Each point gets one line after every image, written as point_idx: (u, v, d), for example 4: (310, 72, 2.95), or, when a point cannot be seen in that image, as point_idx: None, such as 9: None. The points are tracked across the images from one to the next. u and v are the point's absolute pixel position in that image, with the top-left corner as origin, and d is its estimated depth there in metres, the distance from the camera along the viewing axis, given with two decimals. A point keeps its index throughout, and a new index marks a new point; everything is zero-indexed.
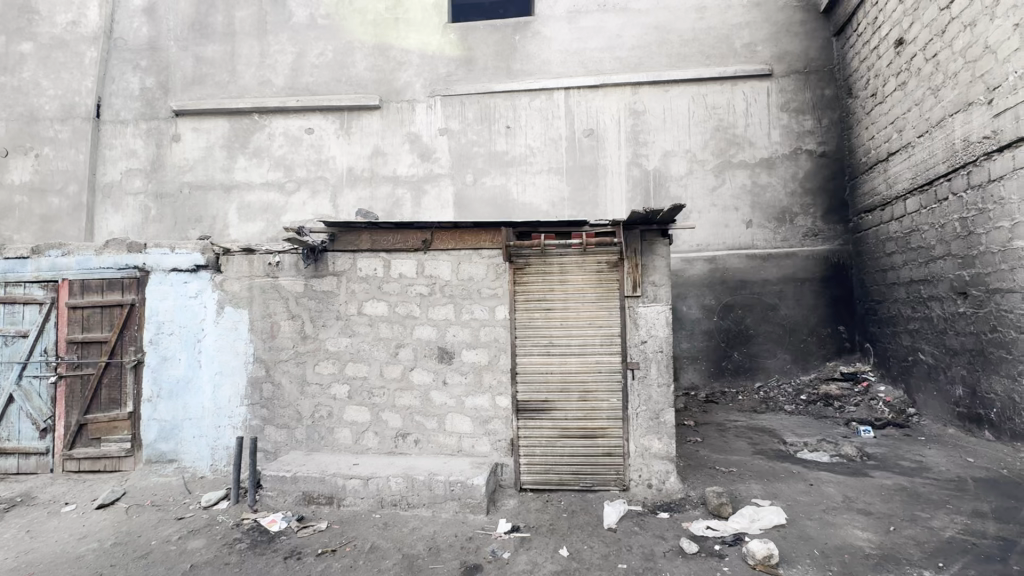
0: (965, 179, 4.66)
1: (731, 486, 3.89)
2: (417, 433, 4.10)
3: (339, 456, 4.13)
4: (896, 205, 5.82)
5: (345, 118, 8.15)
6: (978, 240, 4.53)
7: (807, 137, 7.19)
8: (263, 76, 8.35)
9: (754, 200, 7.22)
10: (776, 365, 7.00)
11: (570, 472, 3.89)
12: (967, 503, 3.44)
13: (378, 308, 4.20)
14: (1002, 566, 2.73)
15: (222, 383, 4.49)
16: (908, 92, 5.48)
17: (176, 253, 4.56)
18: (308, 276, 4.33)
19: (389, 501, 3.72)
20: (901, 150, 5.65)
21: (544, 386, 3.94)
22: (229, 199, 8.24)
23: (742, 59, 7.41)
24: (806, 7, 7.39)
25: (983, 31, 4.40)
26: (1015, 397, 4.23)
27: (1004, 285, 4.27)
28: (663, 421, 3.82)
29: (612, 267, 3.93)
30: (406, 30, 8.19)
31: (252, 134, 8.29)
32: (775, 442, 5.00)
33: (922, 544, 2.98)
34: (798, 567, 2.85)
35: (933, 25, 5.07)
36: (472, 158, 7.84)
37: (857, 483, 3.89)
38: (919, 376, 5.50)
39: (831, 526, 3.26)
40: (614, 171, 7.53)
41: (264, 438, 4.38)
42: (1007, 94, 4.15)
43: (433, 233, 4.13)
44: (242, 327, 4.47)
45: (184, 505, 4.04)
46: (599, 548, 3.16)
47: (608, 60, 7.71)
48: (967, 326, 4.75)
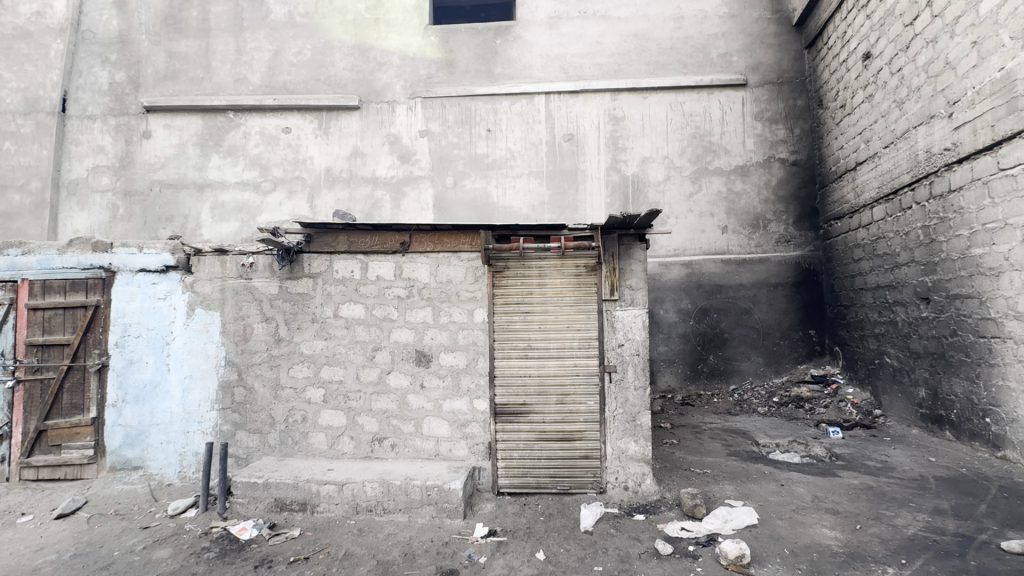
0: (927, 189, 4.85)
1: (705, 487, 3.95)
2: (393, 438, 4.05)
3: (313, 462, 4.05)
4: (863, 213, 6.02)
5: (324, 118, 8.05)
6: (940, 247, 4.71)
7: (780, 146, 7.38)
8: (238, 74, 8.19)
9: (729, 206, 7.38)
10: (749, 368, 7.15)
11: (547, 475, 3.90)
12: (929, 501, 3.57)
13: (355, 311, 4.14)
14: (960, 561, 2.83)
15: (192, 388, 4.36)
16: (875, 105, 5.68)
17: (145, 253, 4.43)
18: (283, 278, 4.25)
19: (365, 507, 3.66)
20: (868, 160, 5.85)
21: (521, 389, 3.95)
22: (203, 198, 8.04)
23: (718, 69, 7.58)
24: (779, 20, 7.60)
25: (944, 47, 4.60)
26: (973, 398, 4.41)
27: (963, 290, 4.45)
28: (640, 424, 3.86)
29: (590, 271, 3.96)
30: (387, 30, 8.13)
31: (227, 132, 8.11)
32: (748, 443, 5.11)
33: (886, 542, 3.07)
34: (769, 567, 2.91)
35: (898, 40, 5.27)
36: (452, 161, 7.82)
37: (826, 483, 3.99)
38: (885, 378, 5.68)
39: (801, 525, 3.33)
40: (593, 176, 7.60)
41: (235, 443, 4.27)
42: (965, 108, 4.34)
43: (411, 235, 4.10)
44: (214, 330, 4.36)
45: (149, 514, 3.90)
46: (576, 551, 3.16)
47: (588, 66, 7.79)
48: (930, 330, 4.93)
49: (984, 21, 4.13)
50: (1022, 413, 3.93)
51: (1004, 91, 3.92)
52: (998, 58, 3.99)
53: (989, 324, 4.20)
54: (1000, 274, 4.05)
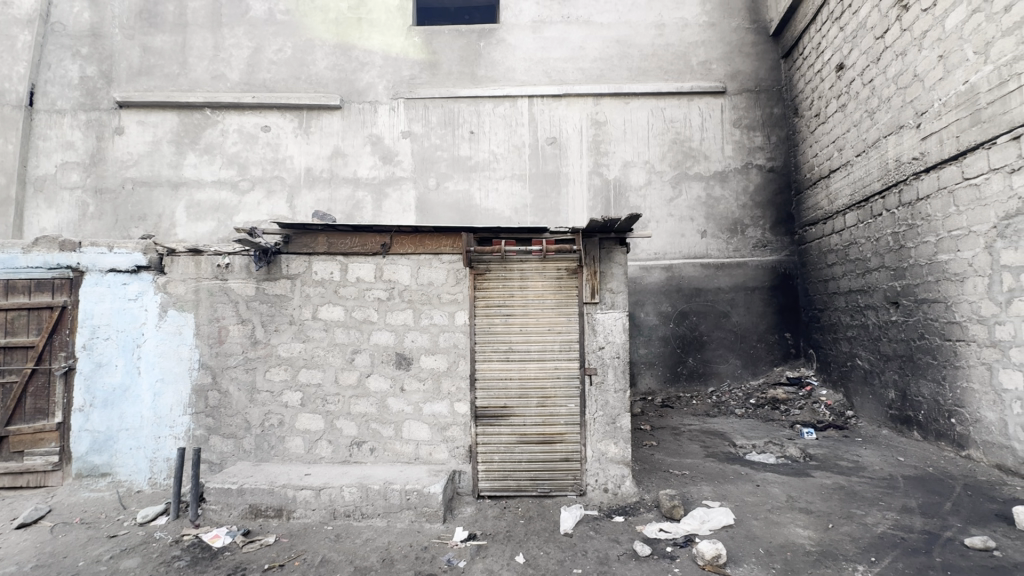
0: (897, 197, 5.00)
1: (683, 488, 4.00)
2: (372, 441, 4.00)
3: (290, 467, 3.98)
4: (837, 219, 6.18)
5: (304, 117, 7.94)
6: (909, 253, 4.86)
7: (757, 153, 7.54)
8: (216, 71, 8.02)
9: (708, 211, 7.51)
10: (727, 370, 7.27)
11: (527, 478, 3.90)
12: (897, 500, 3.67)
13: (334, 313, 4.09)
14: (926, 558, 2.92)
15: (163, 392, 4.24)
16: (847, 114, 5.85)
17: (115, 253, 4.30)
18: (260, 279, 4.17)
19: (342, 512, 3.61)
20: (841, 168, 6.02)
21: (502, 392, 3.94)
22: (178, 196, 7.84)
23: (698, 76, 7.71)
24: (757, 30, 7.77)
25: (912, 60, 4.76)
26: (940, 399, 4.56)
27: (930, 295, 4.60)
28: (619, 426, 3.89)
29: (571, 274, 3.98)
30: (370, 30, 8.07)
31: (203, 130, 7.93)
32: (725, 444, 5.20)
33: (857, 540, 3.15)
34: (745, 566, 2.95)
35: (869, 52, 5.43)
36: (435, 163, 7.79)
37: (800, 483, 4.08)
38: (857, 380, 5.83)
39: (775, 525, 3.40)
40: (576, 179, 7.65)
41: (209, 448, 4.17)
42: (932, 119, 4.50)
43: (392, 236, 4.06)
44: (188, 332, 4.25)
45: (117, 522, 3.78)
46: (555, 554, 3.17)
47: (571, 70, 7.85)
48: (899, 333, 5.08)
49: (949, 36, 4.29)
50: (984, 413, 4.08)
51: (968, 104, 4.07)
52: (963, 71, 4.15)
53: (954, 328, 4.35)
54: (965, 279, 4.20)
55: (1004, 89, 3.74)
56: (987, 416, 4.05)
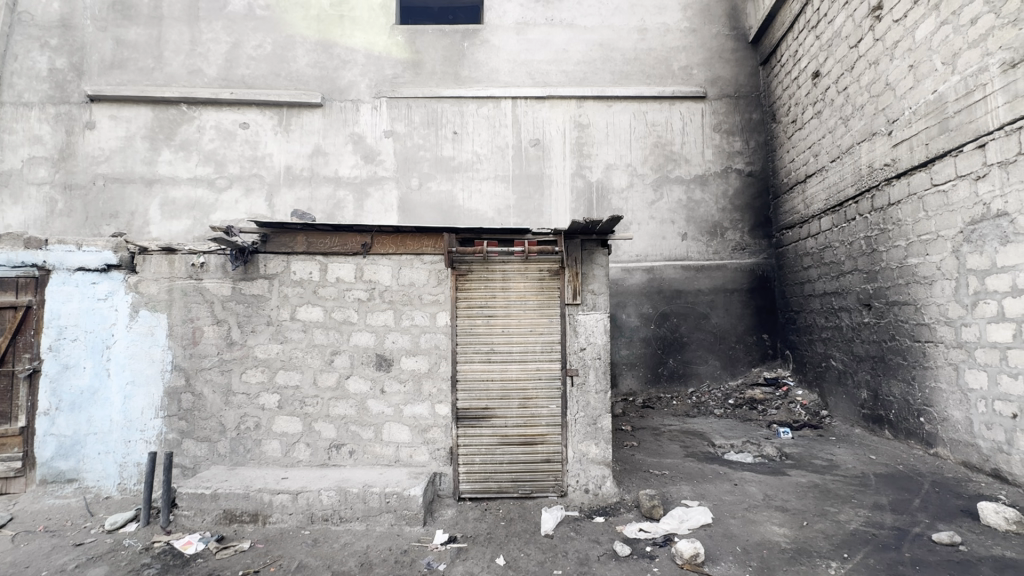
0: (869, 202, 5.14)
1: (663, 488, 4.04)
2: (352, 444, 3.94)
3: (266, 471, 3.90)
4: (812, 223, 6.32)
5: (284, 114, 7.81)
6: (881, 257, 5.00)
7: (736, 157, 7.68)
8: (192, 65, 7.84)
9: (689, 214, 7.62)
10: (707, 371, 7.37)
11: (508, 479, 3.89)
12: (869, 497, 3.76)
13: (313, 314, 4.02)
14: (896, 553, 2.99)
15: (134, 395, 4.12)
16: (823, 121, 5.99)
17: (83, 251, 4.16)
18: (237, 279, 4.08)
19: (320, 516, 3.55)
20: (817, 173, 6.16)
21: (484, 393, 3.92)
22: (152, 193, 7.64)
23: (680, 81, 7.82)
24: (736, 36, 7.92)
25: (884, 69, 4.90)
26: (909, 398, 4.69)
27: (901, 297, 4.74)
28: (600, 427, 3.91)
29: (553, 275, 3.98)
30: (352, 28, 7.98)
31: (179, 126, 7.74)
32: (704, 444, 5.27)
33: (830, 537, 3.22)
34: (722, 565, 2.99)
35: (843, 60, 5.57)
36: (418, 163, 7.73)
37: (776, 482, 4.15)
38: (832, 380, 5.97)
39: (752, 523, 3.45)
40: (559, 181, 7.68)
41: (181, 452, 4.06)
42: (903, 126, 4.64)
43: (373, 236, 4.02)
44: (160, 333, 4.13)
45: (84, 530, 3.65)
46: (535, 555, 3.16)
47: (554, 72, 7.89)
48: (871, 335, 5.21)
49: (919, 47, 4.43)
50: (951, 411, 4.21)
51: (937, 113, 4.21)
52: (932, 81, 4.28)
53: (923, 329, 4.48)
54: (933, 282, 4.33)
55: (970, 98, 3.87)
56: (954, 414, 4.18)
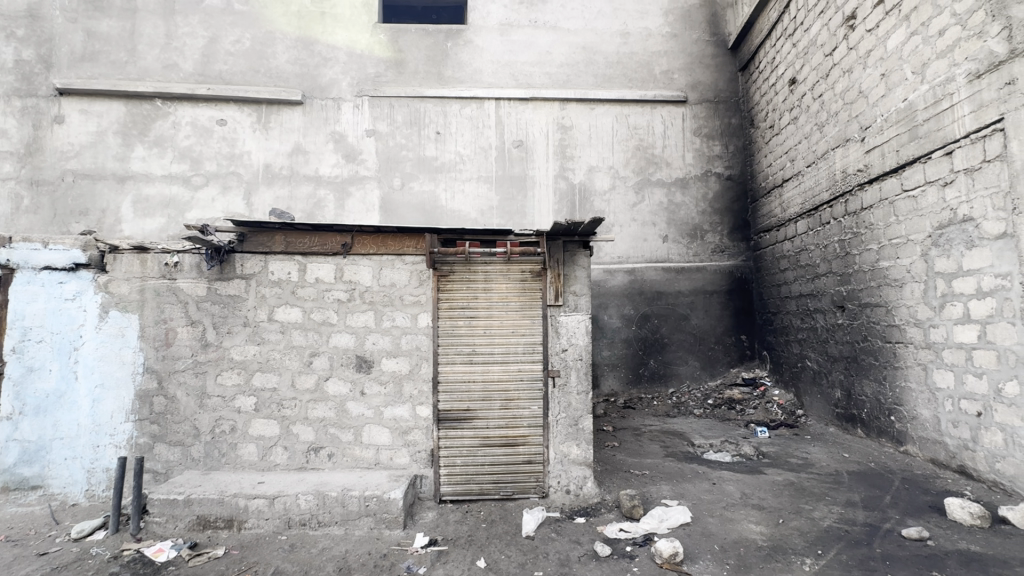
0: (843, 206, 5.27)
1: (643, 488, 4.07)
2: (331, 447, 3.88)
3: (241, 475, 3.81)
4: (789, 226, 6.46)
5: (263, 111, 7.67)
6: (854, 259, 5.13)
7: (716, 161, 7.80)
8: (168, 60, 7.64)
9: (670, 217, 7.72)
10: (687, 372, 7.47)
11: (490, 481, 3.87)
12: (842, 494, 3.85)
13: (291, 314, 3.95)
14: (867, 549, 3.07)
15: (103, 398, 3.99)
16: (799, 127, 6.13)
17: (50, 250, 4.01)
18: (212, 279, 3.98)
19: (297, 521, 3.48)
20: (793, 178, 6.30)
21: (465, 394, 3.90)
22: (124, 190, 7.42)
23: (661, 85, 7.92)
24: (716, 42, 8.05)
25: (857, 77, 5.04)
26: (881, 398, 4.83)
27: (873, 299, 4.87)
28: (581, 428, 3.92)
29: (535, 276, 3.99)
30: (333, 25, 7.88)
31: (153, 121, 7.54)
32: (684, 443, 5.34)
33: (805, 534, 3.29)
34: (700, 563, 3.02)
35: (819, 68, 5.71)
36: (400, 162, 7.67)
37: (753, 480, 4.23)
38: (807, 380, 6.11)
39: (729, 521, 3.51)
40: (542, 183, 7.70)
41: (153, 457, 3.94)
42: (875, 133, 4.77)
43: (353, 236, 3.96)
44: (131, 334, 4.01)
45: (48, 538, 3.52)
46: (516, 557, 3.15)
47: (537, 74, 7.91)
48: (845, 336, 5.35)
49: (890, 56, 4.57)
50: (920, 410, 4.34)
51: (907, 120, 4.35)
52: (902, 90, 4.42)
53: (894, 331, 4.61)
54: (903, 285, 4.46)
55: (938, 107, 4.00)
56: (923, 413, 4.32)
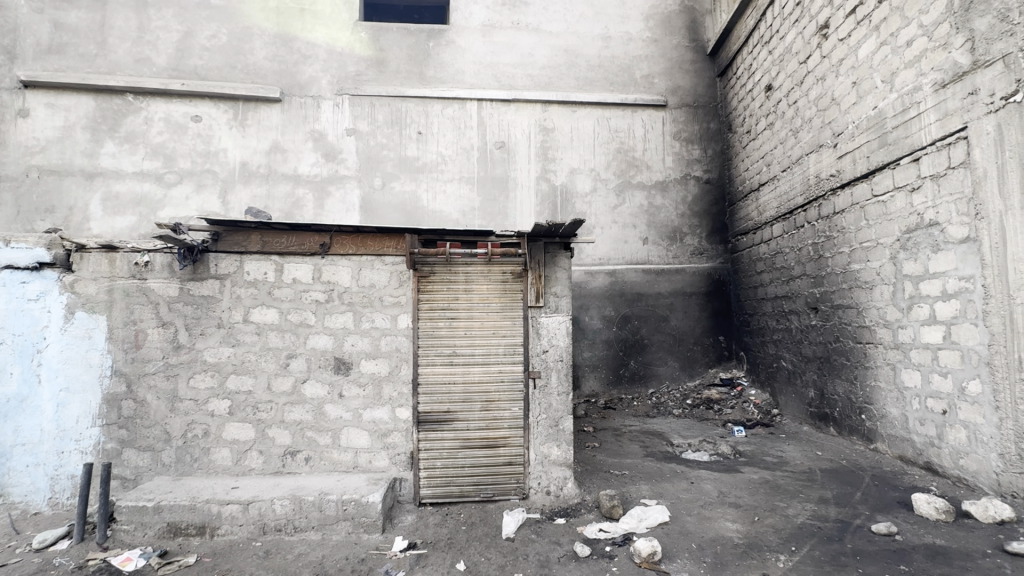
0: (817, 210, 5.41)
1: (622, 488, 4.11)
2: (308, 450, 3.81)
3: (215, 480, 3.71)
4: (765, 230, 6.60)
5: (240, 108, 7.51)
6: (827, 262, 5.26)
7: (695, 165, 7.93)
8: (140, 54, 7.43)
9: (650, 219, 7.81)
10: (666, 372, 7.57)
11: (470, 483, 3.85)
12: (815, 492, 3.94)
13: (267, 315, 3.87)
14: (839, 544, 3.15)
15: (68, 402, 3.85)
16: (775, 132, 6.27)
17: (13, 248, 3.85)
18: (185, 279, 3.88)
19: (273, 526, 3.41)
20: (769, 182, 6.44)
21: (445, 396, 3.87)
22: (93, 187, 7.19)
23: (642, 89, 8.01)
24: (695, 48, 8.18)
25: (830, 85, 5.18)
26: (852, 397, 4.96)
27: (845, 301, 5.00)
28: (562, 428, 3.94)
29: (516, 278, 3.99)
30: (313, 22, 7.77)
31: (124, 116, 7.32)
32: (663, 443, 5.39)
33: (779, 531, 3.35)
34: (678, 562, 3.05)
35: (794, 75, 5.85)
36: (381, 162, 7.60)
37: (730, 479, 4.30)
38: (782, 380, 6.24)
39: (706, 520, 3.56)
40: (524, 184, 7.72)
41: (121, 463, 3.81)
42: (847, 140, 4.90)
43: (332, 236, 3.90)
44: (99, 336, 3.88)
45: (7, 549, 3.37)
46: (496, 559, 3.14)
47: (519, 76, 7.92)
48: (818, 336, 5.48)
49: (861, 65, 4.71)
50: (889, 409, 4.48)
51: (877, 127, 4.48)
52: (873, 98, 4.55)
53: (865, 331, 4.74)
54: (873, 286, 4.60)
55: (906, 115, 4.14)
56: (892, 411, 4.45)
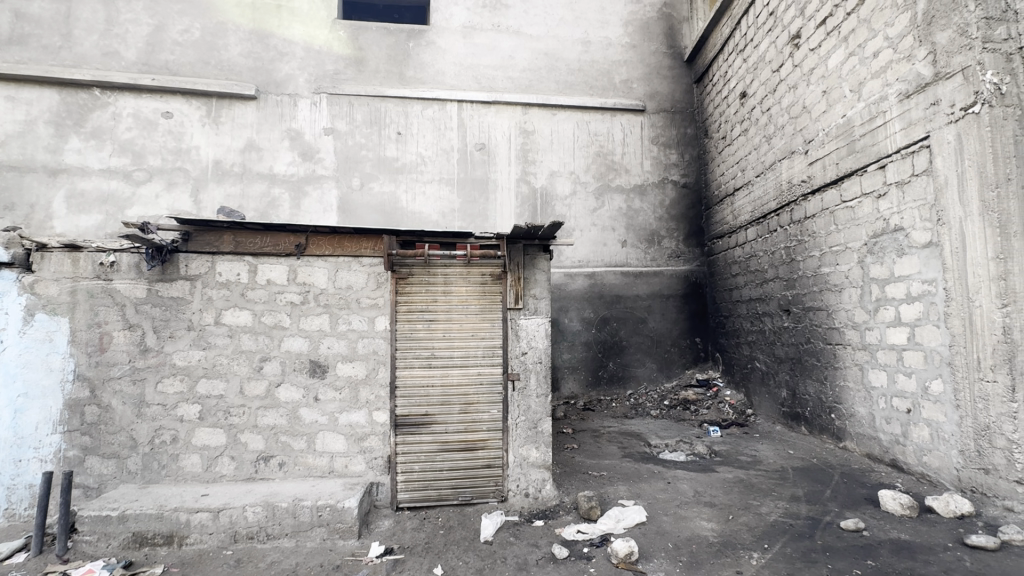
0: (789, 215, 5.55)
1: (601, 489, 4.13)
2: (282, 456, 3.73)
3: (183, 488, 3.60)
4: (740, 233, 6.74)
5: (213, 105, 7.33)
6: (799, 266, 5.40)
7: (672, 169, 8.06)
8: (107, 47, 7.19)
9: (628, 222, 7.90)
10: (644, 374, 7.65)
11: (448, 487, 3.82)
12: (787, 490, 4.04)
13: (240, 318, 3.78)
14: (809, 541, 3.22)
15: (26, 408, 3.68)
16: (749, 138, 6.42)
17: None
18: (153, 280, 3.76)
19: (244, 534, 3.32)
20: (744, 187, 6.58)
21: (424, 399, 3.84)
22: (56, 184, 6.92)
23: (620, 94, 8.11)
24: (673, 54, 8.32)
25: (802, 93, 5.32)
26: (823, 396, 5.09)
27: (816, 303, 5.14)
28: (541, 430, 3.94)
29: (495, 280, 3.98)
30: (290, 19, 7.64)
31: (91, 111, 7.07)
32: (641, 444, 5.45)
33: (753, 529, 3.42)
34: (654, 561, 3.08)
35: (767, 83, 6.00)
36: (359, 162, 7.51)
37: (705, 478, 4.36)
38: (756, 381, 6.37)
39: (682, 519, 3.60)
40: (504, 186, 7.72)
41: (84, 471, 3.67)
42: (817, 147, 5.05)
43: (308, 236, 3.83)
44: (60, 339, 3.72)
45: None
46: (474, 563, 3.12)
47: (500, 78, 7.93)
48: (790, 338, 5.61)
49: (831, 74, 4.85)
50: (857, 408, 4.62)
51: (846, 135, 4.63)
52: (841, 106, 4.70)
53: (834, 333, 4.88)
54: (843, 289, 4.74)
55: (873, 124, 4.29)
56: (860, 410, 4.59)
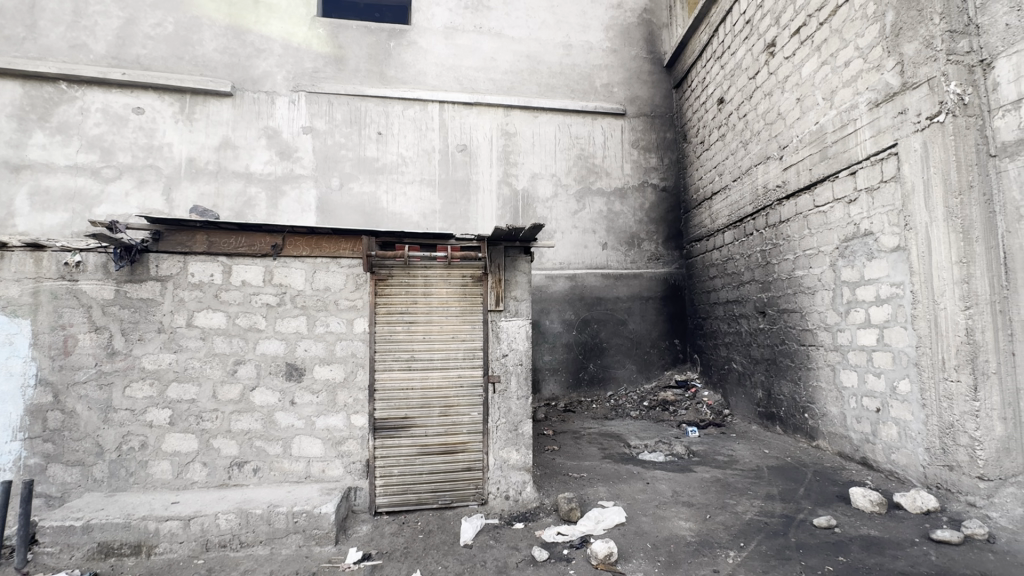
0: (764, 219, 5.67)
1: (581, 490, 4.15)
2: (256, 461, 3.65)
3: (153, 495, 3.49)
4: (717, 237, 6.86)
5: (187, 102, 7.14)
6: (774, 269, 5.52)
7: (652, 173, 8.16)
8: (75, 39, 6.94)
9: (609, 225, 7.97)
10: (624, 375, 7.72)
11: (428, 490, 3.78)
12: (763, 488, 4.12)
13: (213, 320, 3.68)
14: (784, 538, 3.29)
15: None
16: (726, 143, 6.54)
17: None
18: (121, 281, 3.63)
19: (216, 543, 3.24)
20: (721, 191, 6.70)
21: (403, 402, 3.79)
22: (19, 180, 6.65)
23: (602, 97, 8.18)
24: (653, 59, 8.42)
25: (776, 100, 5.45)
26: (797, 396, 5.21)
27: (790, 305, 5.26)
28: (521, 432, 3.93)
29: (476, 281, 3.97)
30: (267, 15, 7.50)
31: (57, 105, 6.82)
32: (620, 445, 5.48)
33: (729, 528, 3.47)
34: (633, 562, 3.10)
35: (744, 89, 6.12)
36: (339, 162, 7.40)
37: (683, 478, 4.42)
38: (733, 381, 6.49)
39: (661, 519, 3.64)
40: (485, 188, 7.71)
41: (46, 479, 3.52)
42: (791, 152, 5.17)
43: (285, 237, 3.76)
44: (21, 342, 3.56)
45: None
46: (453, 567, 3.09)
47: (481, 79, 7.93)
48: (766, 339, 5.73)
49: (805, 83, 4.98)
50: (829, 407, 4.74)
51: (818, 142, 4.75)
52: (814, 113, 4.82)
53: (808, 334, 5.00)
54: (816, 292, 4.86)
55: (844, 131, 4.41)
56: (832, 410, 4.70)
